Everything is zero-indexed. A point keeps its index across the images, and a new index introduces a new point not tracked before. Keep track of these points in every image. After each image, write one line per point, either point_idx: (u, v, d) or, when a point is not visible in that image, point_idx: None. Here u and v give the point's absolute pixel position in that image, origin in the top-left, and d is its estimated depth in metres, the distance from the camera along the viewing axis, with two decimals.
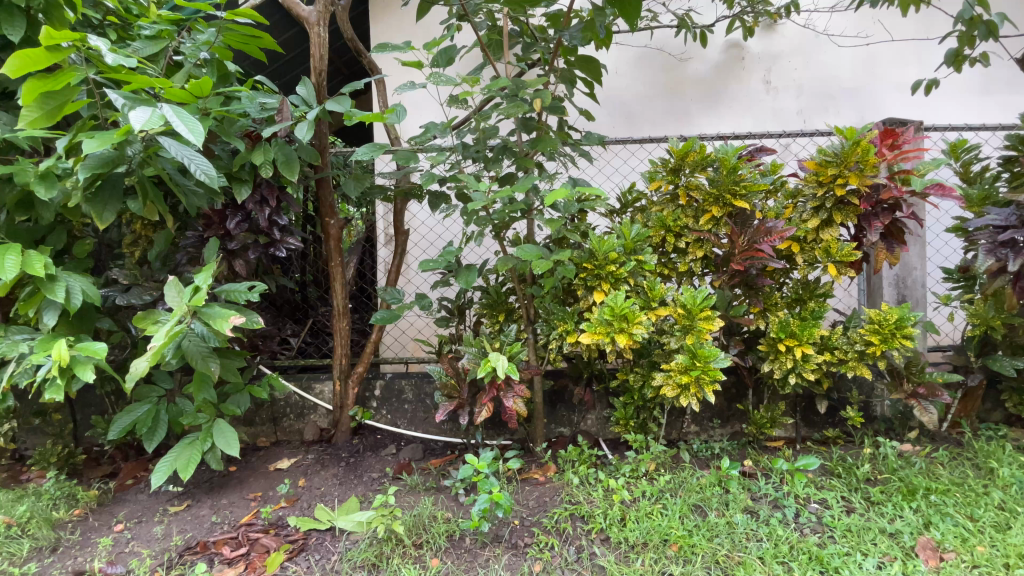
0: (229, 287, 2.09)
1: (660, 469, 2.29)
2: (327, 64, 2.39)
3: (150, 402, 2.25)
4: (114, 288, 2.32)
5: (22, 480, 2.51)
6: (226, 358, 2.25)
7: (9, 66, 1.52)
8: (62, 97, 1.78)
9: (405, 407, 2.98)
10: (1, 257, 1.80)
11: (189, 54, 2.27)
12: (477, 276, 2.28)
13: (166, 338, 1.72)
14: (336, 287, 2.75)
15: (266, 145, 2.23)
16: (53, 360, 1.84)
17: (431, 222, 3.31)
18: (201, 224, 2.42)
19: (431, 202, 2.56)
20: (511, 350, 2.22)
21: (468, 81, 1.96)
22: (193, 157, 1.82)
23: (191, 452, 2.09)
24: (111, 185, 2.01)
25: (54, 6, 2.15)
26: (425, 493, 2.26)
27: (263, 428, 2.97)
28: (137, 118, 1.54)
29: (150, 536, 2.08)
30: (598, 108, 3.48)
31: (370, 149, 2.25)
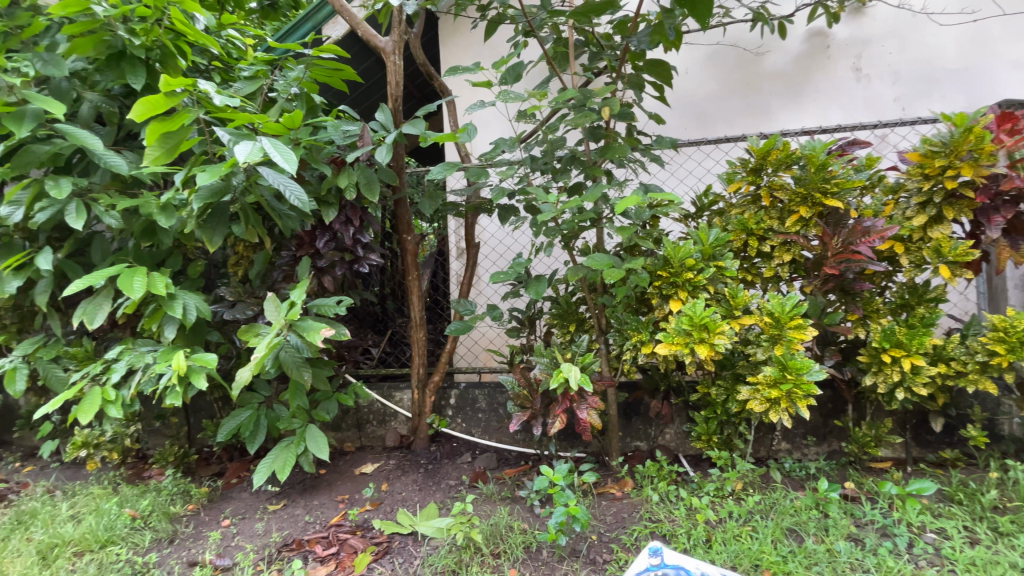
0: (320, 301, 2.26)
1: (748, 489, 2.16)
2: (402, 90, 2.55)
3: (252, 408, 2.45)
4: (222, 304, 2.57)
5: (146, 476, 2.83)
6: (316, 367, 2.43)
7: (137, 112, 1.75)
8: (178, 136, 2.02)
9: (479, 416, 3.02)
10: (131, 279, 2.06)
11: (282, 90, 2.52)
12: (547, 286, 2.28)
13: (266, 349, 1.90)
14: (413, 299, 2.87)
15: (350, 169, 2.42)
16: (173, 369, 2.08)
17: (500, 234, 3.29)
18: (294, 244, 2.63)
19: (501, 215, 2.62)
20: (583, 361, 2.19)
21: (536, 96, 1.99)
22: (288, 184, 2.04)
23: (288, 454, 2.27)
24: (219, 213, 2.27)
25: (170, 55, 2.49)
26: (500, 503, 2.30)
27: (348, 434, 3.13)
28: (240, 152, 1.78)
29: (253, 532, 2.27)
30: (669, 110, 3.39)
31: (443, 168, 2.38)
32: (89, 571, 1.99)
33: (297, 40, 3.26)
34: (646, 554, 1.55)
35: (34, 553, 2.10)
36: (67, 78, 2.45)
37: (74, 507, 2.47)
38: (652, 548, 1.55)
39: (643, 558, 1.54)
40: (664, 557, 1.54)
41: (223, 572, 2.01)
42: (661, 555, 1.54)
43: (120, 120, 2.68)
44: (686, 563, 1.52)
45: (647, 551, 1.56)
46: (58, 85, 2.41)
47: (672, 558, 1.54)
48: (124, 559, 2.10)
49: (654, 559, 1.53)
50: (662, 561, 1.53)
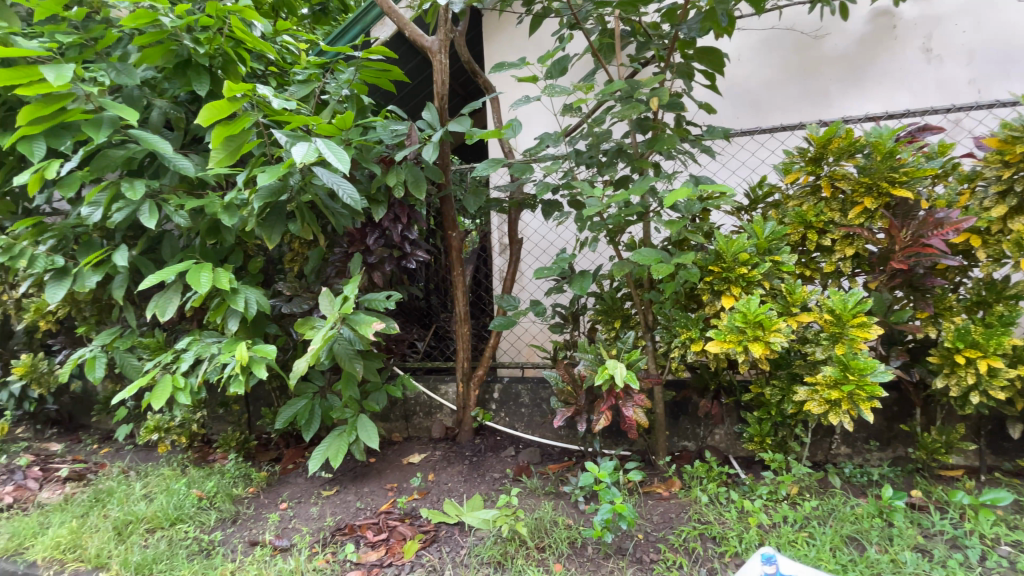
0: (371, 295, 2.35)
1: (804, 493, 2.08)
2: (448, 88, 2.60)
3: (307, 398, 2.57)
4: (280, 299, 2.70)
5: (210, 460, 3.02)
6: (367, 359, 2.53)
7: (203, 117, 1.87)
8: (240, 139, 2.14)
9: (522, 411, 3.04)
10: (199, 274, 2.20)
11: (334, 92, 2.61)
12: (592, 282, 2.26)
13: (322, 340, 2.00)
14: (458, 294, 2.93)
15: (398, 168, 2.49)
16: (236, 360, 2.21)
17: (544, 229, 3.27)
18: (345, 242, 2.73)
19: (545, 210, 2.62)
20: (630, 358, 2.16)
21: (583, 88, 1.97)
22: (341, 183, 2.13)
23: (341, 442, 2.38)
24: (277, 211, 2.39)
25: (231, 62, 2.64)
26: (545, 497, 2.32)
27: (396, 424, 3.23)
28: (297, 152, 1.88)
29: (308, 516, 2.39)
30: (720, 99, 3.28)
31: (488, 164, 2.40)
32: (162, 546, 2.16)
33: (347, 43, 3.37)
34: (758, 562, 1.55)
35: (111, 528, 2.28)
36: (139, 86, 2.62)
37: (148, 486, 2.67)
38: (764, 555, 1.55)
39: (755, 565, 1.55)
40: (777, 565, 1.52)
41: (281, 552, 2.13)
42: (773, 562, 1.53)
43: (186, 124, 2.85)
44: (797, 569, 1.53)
45: (759, 559, 1.56)
46: (130, 93, 2.59)
47: (787, 567, 1.53)
48: (192, 537, 2.25)
49: (766, 566, 1.53)
50: (775, 568, 1.52)
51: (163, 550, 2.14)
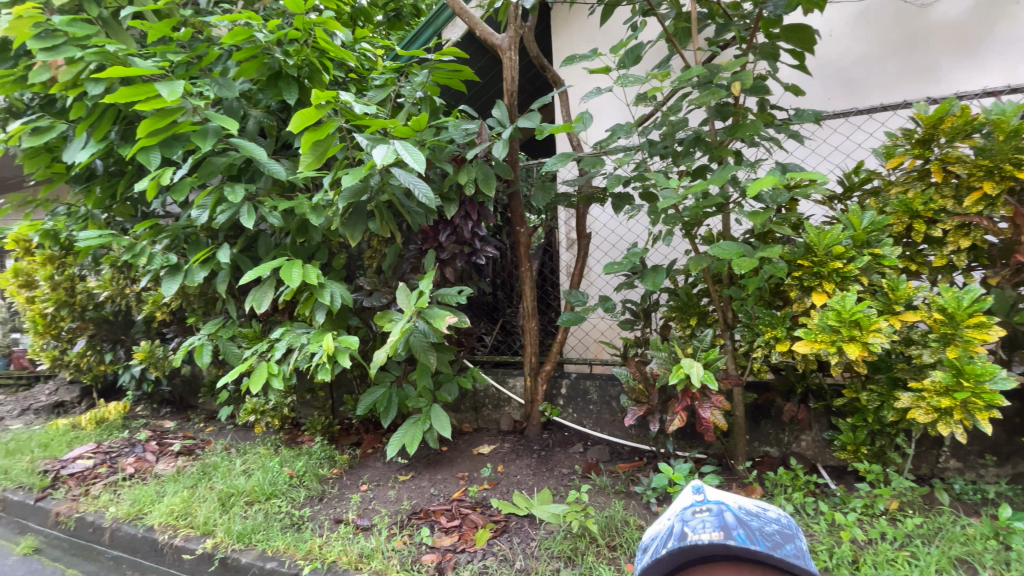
0: (444, 290, 2.44)
1: (906, 509, 1.89)
2: (518, 84, 2.62)
3: (385, 387, 2.72)
4: (360, 293, 2.87)
5: (299, 441, 3.28)
6: (440, 352, 2.62)
7: (295, 124, 2.02)
8: (325, 144, 2.29)
9: (591, 408, 3.01)
10: (291, 270, 2.39)
11: (409, 95, 2.72)
12: (666, 277, 2.19)
13: (400, 333, 2.10)
14: (526, 290, 2.94)
15: (469, 166, 2.55)
16: (324, 349, 2.38)
17: (614, 223, 3.19)
18: (419, 239, 2.84)
19: (615, 204, 2.58)
20: (707, 357, 2.08)
21: (657, 76, 1.95)
22: (417, 182, 2.22)
23: (416, 430, 2.50)
24: (358, 211, 2.53)
25: (316, 71, 2.82)
26: (615, 496, 2.30)
27: (466, 415, 3.32)
28: (378, 154, 1.99)
29: (386, 498, 2.53)
30: (808, 80, 3.03)
31: (558, 159, 2.39)
32: (259, 518, 2.38)
33: (420, 46, 3.48)
34: (684, 493, 0.99)
35: (218, 498, 2.54)
36: (237, 98, 2.88)
37: (247, 462, 2.94)
38: (692, 485, 0.99)
39: (681, 498, 0.99)
40: (709, 492, 0.96)
41: (363, 530, 2.27)
42: (704, 493, 0.97)
43: (277, 132, 3.09)
44: (736, 499, 0.95)
45: (687, 494, 1.00)
46: (230, 104, 2.85)
47: (719, 496, 0.96)
48: (285, 511, 2.46)
49: (693, 497, 0.96)
50: (705, 498, 0.95)
51: (261, 521, 2.36)
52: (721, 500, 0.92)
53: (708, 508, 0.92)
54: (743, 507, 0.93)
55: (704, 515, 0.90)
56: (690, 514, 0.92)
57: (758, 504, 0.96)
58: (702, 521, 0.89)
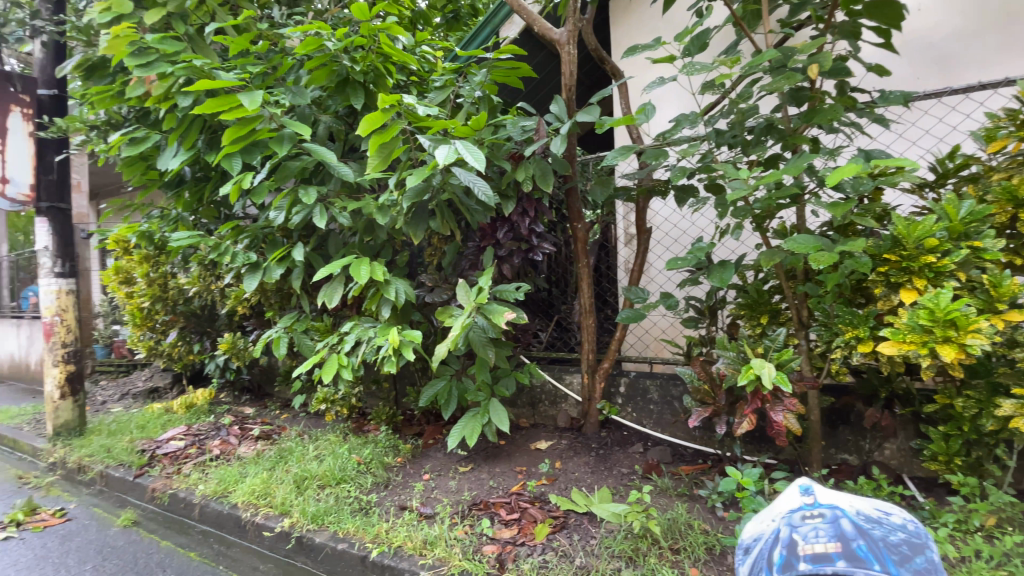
0: (502, 286, 2.46)
1: (1008, 527, 1.72)
2: (576, 79, 2.59)
3: (445, 380, 2.80)
4: (422, 290, 2.96)
5: (365, 430, 3.44)
6: (498, 347, 2.66)
7: (362, 128, 2.12)
8: (390, 146, 2.37)
9: (651, 407, 2.94)
10: (359, 267, 2.50)
11: (468, 95, 2.76)
12: (734, 273, 2.10)
13: (461, 328, 2.16)
14: (584, 286, 2.91)
15: (527, 163, 2.56)
16: (389, 343, 2.48)
17: (676, 217, 3.09)
18: (478, 236, 2.89)
19: (678, 197, 2.49)
20: (780, 358, 1.98)
21: (725, 63, 1.87)
22: (476, 181, 2.26)
23: (475, 423, 2.56)
24: (420, 210, 2.61)
25: (381, 76, 2.93)
26: (677, 498, 2.25)
27: (523, 411, 3.34)
28: (440, 155, 2.05)
29: (448, 488, 2.60)
30: (893, 59, 2.78)
31: (618, 152, 2.35)
32: (331, 501, 2.52)
33: (478, 46, 3.53)
34: (792, 493, 1.08)
35: (293, 481, 2.72)
36: (309, 105, 3.05)
37: (318, 448, 3.13)
38: (801, 486, 1.07)
39: (789, 498, 1.07)
40: (821, 495, 1.03)
41: (426, 518, 2.35)
42: (814, 495, 1.05)
43: (345, 135, 3.24)
44: (848, 502, 1.02)
45: (794, 491, 1.09)
46: (302, 111, 3.02)
47: (830, 497, 1.04)
48: (354, 495, 2.59)
49: (803, 500, 1.04)
50: (817, 501, 1.03)
51: (332, 504, 2.50)
52: (836, 506, 1.00)
53: (822, 513, 1.00)
54: (856, 510, 1.01)
55: (818, 522, 0.99)
56: (804, 517, 1.01)
57: (873, 506, 1.03)
58: (817, 528, 0.98)
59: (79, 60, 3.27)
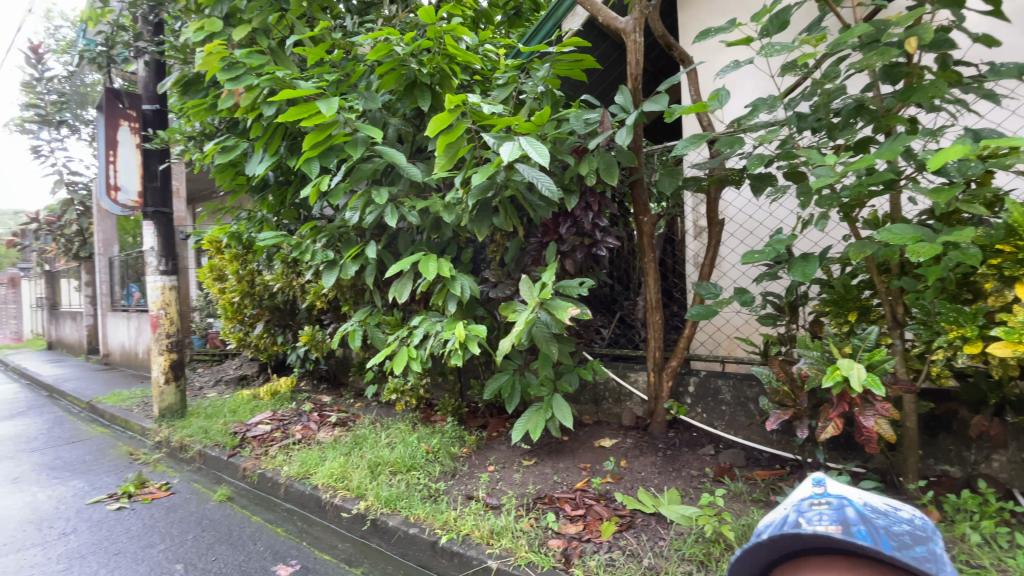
0: (565, 282, 2.46)
1: None
2: (642, 68, 2.52)
3: (509, 374, 2.84)
4: (487, 285, 3.01)
5: (433, 421, 3.56)
6: (561, 343, 2.65)
7: (431, 129, 2.19)
8: (456, 145, 2.44)
9: (723, 408, 2.82)
10: (426, 263, 2.59)
11: (531, 90, 2.77)
12: (817, 267, 1.96)
13: (524, 323, 2.18)
14: (649, 282, 2.84)
15: (590, 156, 2.52)
16: (456, 337, 2.56)
17: (751, 208, 2.93)
18: (540, 231, 2.89)
19: (754, 187, 2.36)
20: (870, 358, 1.83)
21: (810, 41, 1.77)
22: (540, 177, 2.27)
23: (538, 417, 2.57)
24: (485, 207, 2.66)
25: (446, 77, 3.00)
26: (753, 504, 2.17)
27: (587, 407, 3.30)
28: (505, 152, 2.10)
29: (513, 481, 2.64)
30: (1008, 26, 2.47)
31: (689, 141, 2.26)
32: (402, 487, 2.64)
33: (540, 41, 3.52)
34: (803, 487, 0.84)
35: (367, 466, 2.87)
36: (379, 109, 3.19)
37: (389, 436, 3.28)
38: (811, 477, 0.84)
39: (799, 491, 0.84)
40: (832, 486, 0.80)
41: (492, 508, 2.40)
42: (825, 487, 0.81)
43: (412, 137, 3.36)
44: (861, 494, 0.77)
45: (807, 488, 0.85)
46: (373, 115, 3.17)
47: (844, 492, 0.80)
48: (424, 483, 2.70)
49: (812, 491, 0.81)
50: (825, 491, 0.79)
51: (403, 490, 2.62)
52: (842, 493, 0.76)
53: (829, 501, 0.75)
54: (869, 504, 0.76)
55: (823, 508, 0.74)
56: (807, 505, 0.76)
57: (884, 501, 0.78)
58: (821, 512, 0.73)
59: (177, 77, 3.60)
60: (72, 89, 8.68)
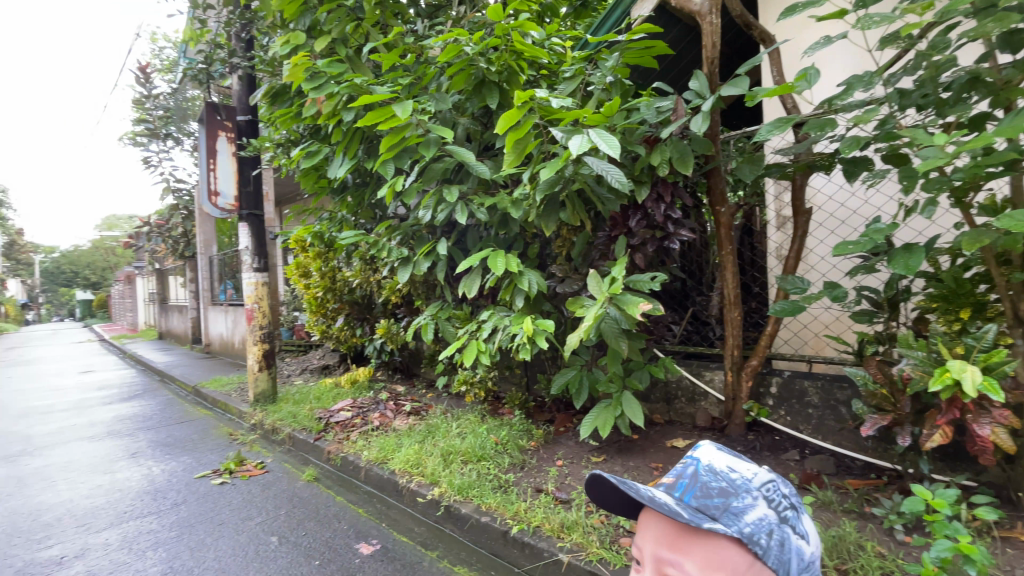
0: (637, 276, 2.40)
1: None
2: (719, 50, 2.40)
3: (576, 369, 2.82)
4: (555, 280, 3.00)
5: (501, 414, 3.63)
6: (631, 339, 2.60)
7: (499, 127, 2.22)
8: (525, 141, 2.45)
9: (809, 411, 2.65)
10: (495, 259, 2.63)
11: (599, 81, 2.72)
12: (923, 259, 1.78)
13: (593, 318, 2.15)
14: (727, 276, 2.70)
15: (663, 146, 2.44)
16: (524, 332, 2.58)
17: (843, 195, 2.71)
18: (609, 225, 2.83)
19: (848, 172, 2.18)
20: (987, 361, 1.64)
21: (914, 10, 1.60)
22: (610, 169, 2.23)
23: (607, 414, 2.55)
24: (552, 201, 2.66)
25: (514, 74, 3.03)
26: (844, 515, 2.03)
27: (657, 406, 3.20)
28: (573, 145, 2.08)
29: (582, 477, 2.64)
30: None
31: (773, 125, 2.11)
32: (473, 476, 2.73)
33: (608, 30, 3.43)
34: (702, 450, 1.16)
35: (440, 455, 2.99)
36: (449, 109, 3.27)
37: (460, 427, 3.39)
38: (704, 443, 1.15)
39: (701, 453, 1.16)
40: (699, 451, 1.12)
41: (562, 503, 2.42)
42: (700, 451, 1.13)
43: (480, 135, 3.42)
44: (713, 458, 1.07)
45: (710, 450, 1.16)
46: (444, 116, 3.26)
47: (716, 454, 1.10)
48: (494, 473, 2.77)
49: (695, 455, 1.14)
50: (696, 454, 1.12)
51: (475, 480, 2.70)
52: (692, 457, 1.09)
53: (685, 461, 1.12)
54: (713, 464, 1.06)
55: (677, 467, 1.12)
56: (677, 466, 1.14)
57: (732, 464, 1.06)
58: (674, 469, 1.12)
59: (267, 89, 3.89)
60: (175, 104, 9.65)
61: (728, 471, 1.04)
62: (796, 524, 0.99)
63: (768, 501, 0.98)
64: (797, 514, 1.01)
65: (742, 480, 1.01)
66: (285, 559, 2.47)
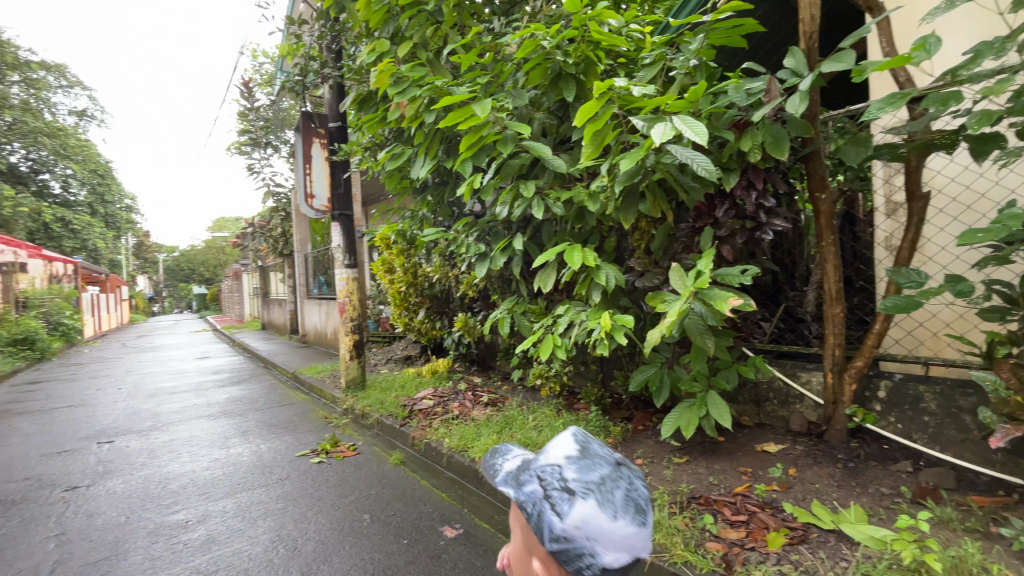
0: (725, 270, 2.28)
1: None
2: (818, 23, 2.22)
3: (657, 366, 2.73)
4: (633, 274, 2.92)
5: (577, 409, 3.62)
6: (716, 336, 2.48)
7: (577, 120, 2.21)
8: (604, 132, 2.41)
9: (925, 419, 2.39)
10: (573, 254, 2.62)
11: (682, 66, 2.61)
12: None
13: (676, 314, 2.07)
14: (827, 270, 2.49)
15: (754, 130, 2.30)
16: (602, 327, 2.55)
17: (969, 176, 2.39)
18: (693, 216, 2.72)
19: (975, 150, 1.94)
20: None
21: None
22: (695, 157, 2.13)
23: (691, 414, 2.46)
24: (632, 193, 2.59)
25: (591, 65, 2.98)
26: (970, 536, 1.83)
27: (745, 407, 3.02)
28: (656, 133, 2.01)
29: (663, 477, 2.57)
30: None
31: (884, 102, 1.89)
32: None
33: (691, 11, 3.25)
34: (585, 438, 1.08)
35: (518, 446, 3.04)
36: (526, 104, 3.30)
37: (537, 420, 3.42)
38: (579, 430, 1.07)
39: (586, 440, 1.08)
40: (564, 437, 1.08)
41: None
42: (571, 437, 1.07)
43: (556, 129, 3.42)
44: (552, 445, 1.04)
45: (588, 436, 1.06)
46: (521, 112, 3.29)
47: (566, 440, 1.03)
48: None
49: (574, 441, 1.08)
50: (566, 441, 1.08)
51: None
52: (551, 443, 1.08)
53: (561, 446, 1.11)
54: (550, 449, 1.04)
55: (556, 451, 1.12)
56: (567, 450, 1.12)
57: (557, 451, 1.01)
58: None
59: (355, 96, 4.14)
60: (273, 115, 10.55)
61: (539, 453, 1.05)
62: (559, 503, 0.92)
63: (539, 479, 0.98)
64: (566, 496, 0.92)
65: (537, 460, 1.02)
66: (376, 536, 2.65)
